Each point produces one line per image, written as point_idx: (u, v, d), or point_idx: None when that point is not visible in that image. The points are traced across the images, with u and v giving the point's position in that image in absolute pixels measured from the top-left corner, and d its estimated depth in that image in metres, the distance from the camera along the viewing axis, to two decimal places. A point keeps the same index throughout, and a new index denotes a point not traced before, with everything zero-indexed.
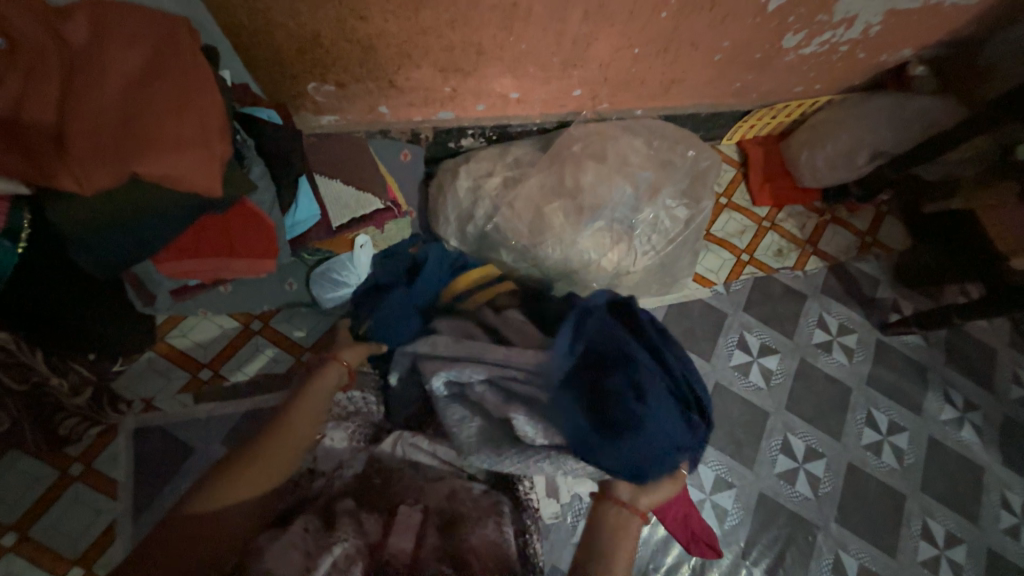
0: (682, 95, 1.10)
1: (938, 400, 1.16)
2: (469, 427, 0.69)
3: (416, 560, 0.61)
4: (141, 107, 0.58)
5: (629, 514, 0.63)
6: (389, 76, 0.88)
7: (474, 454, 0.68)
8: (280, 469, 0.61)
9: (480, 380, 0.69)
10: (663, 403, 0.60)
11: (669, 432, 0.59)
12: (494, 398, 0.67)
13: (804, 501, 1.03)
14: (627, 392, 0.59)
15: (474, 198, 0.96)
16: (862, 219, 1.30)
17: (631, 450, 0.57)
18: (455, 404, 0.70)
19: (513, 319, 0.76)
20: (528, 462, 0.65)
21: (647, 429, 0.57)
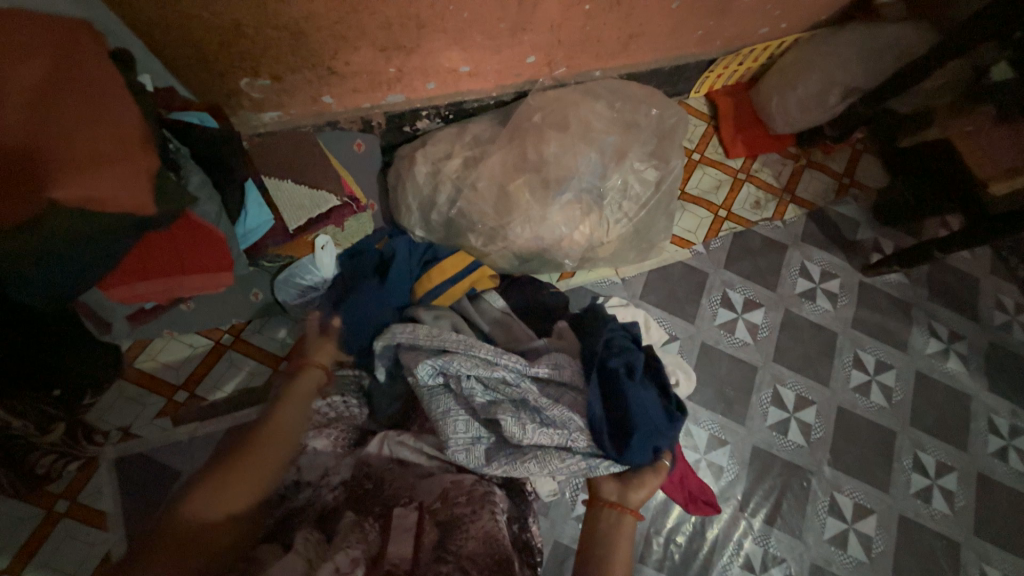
0: (643, 49, 1.04)
1: (923, 335, 1.16)
2: (458, 427, 0.69)
3: (418, 560, 0.60)
4: (48, 122, 0.52)
5: (621, 514, 0.70)
6: (327, 62, 0.82)
7: (459, 453, 0.68)
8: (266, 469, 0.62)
9: (468, 375, 0.70)
10: (651, 391, 0.71)
11: (655, 413, 0.69)
12: (481, 396, 0.70)
13: (797, 449, 1.05)
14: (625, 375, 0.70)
15: (435, 183, 0.92)
16: (839, 160, 1.27)
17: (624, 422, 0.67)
18: (441, 397, 0.71)
19: (487, 308, 0.87)
20: (516, 462, 0.67)
21: (638, 405, 0.68)
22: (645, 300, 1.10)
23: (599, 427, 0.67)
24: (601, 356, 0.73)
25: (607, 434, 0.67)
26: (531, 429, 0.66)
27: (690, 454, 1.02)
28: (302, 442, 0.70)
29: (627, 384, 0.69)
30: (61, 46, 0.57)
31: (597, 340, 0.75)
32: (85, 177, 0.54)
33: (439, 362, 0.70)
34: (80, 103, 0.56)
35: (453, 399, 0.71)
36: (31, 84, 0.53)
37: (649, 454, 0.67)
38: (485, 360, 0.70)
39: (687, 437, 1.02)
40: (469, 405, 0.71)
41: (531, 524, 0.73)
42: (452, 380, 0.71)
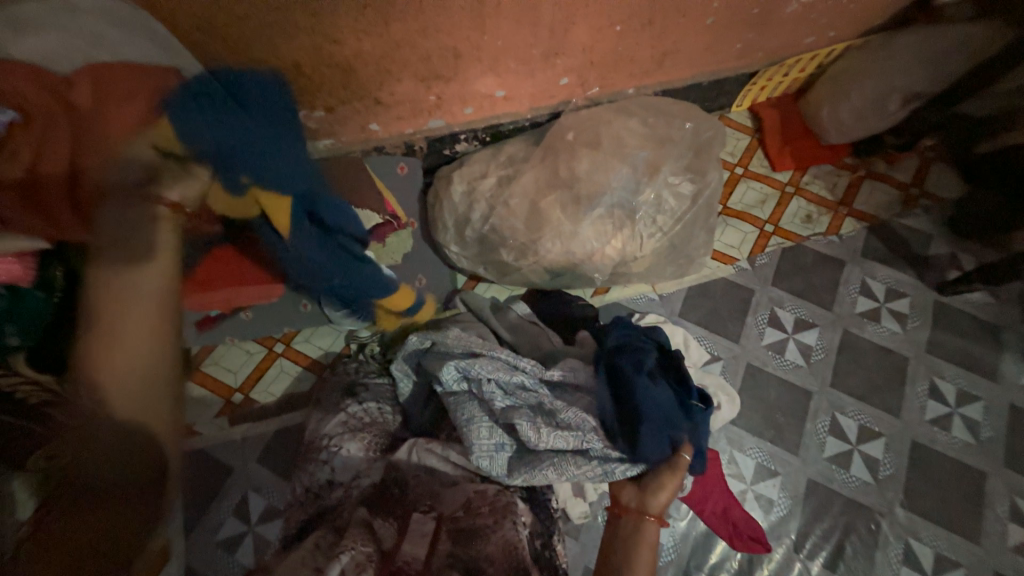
0: (678, 66, 1.04)
1: (1018, 363, 1.02)
2: (486, 438, 0.69)
3: (430, 564, 0.59)
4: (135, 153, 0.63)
5: (643, 520, 0.68)
6: (374, 93, 0.90)
7: (480, 457, 0.68)
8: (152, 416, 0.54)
9: (489, 379, 0.73)
10: (663, 386, 0.71)
11: (667, 407, 0.69)
12: (501, 400, 0.71)
13: (862, 486, 0.94)
14: (634, 370, 0.72)
15: (470, 201, 0.96)
16: (905, 170, 1.16)
17: (636, 417, 0.67)
18: (465, 403, 0.73)
19: (508, 317, 0.93)
20: (535, 468, 0.67)
21: (650, 400, 0.68)
22: (684, 318, 1.06)
23: (610, 424, 0.69)
24: (613, 355, 0.76)
25: (618, 428, 0.68)
26: (545, 432, 0.67)
27: (735, 485, 0.94)
28: (337, 445, 0.75)
29: (634, 378, 0.70)
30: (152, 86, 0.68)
31: (608, 343, 0.78)
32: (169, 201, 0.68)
33: (462, 365, 0.74)
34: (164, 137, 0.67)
35: (477, 406, 0.73)
36: (120, 125, 0.63)
37: (667, 448, 0.67)
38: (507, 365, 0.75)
39: (731, 465, 0.95)
40: (491, 410, 0.72)
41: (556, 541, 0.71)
42: (475, 385, 0.74)
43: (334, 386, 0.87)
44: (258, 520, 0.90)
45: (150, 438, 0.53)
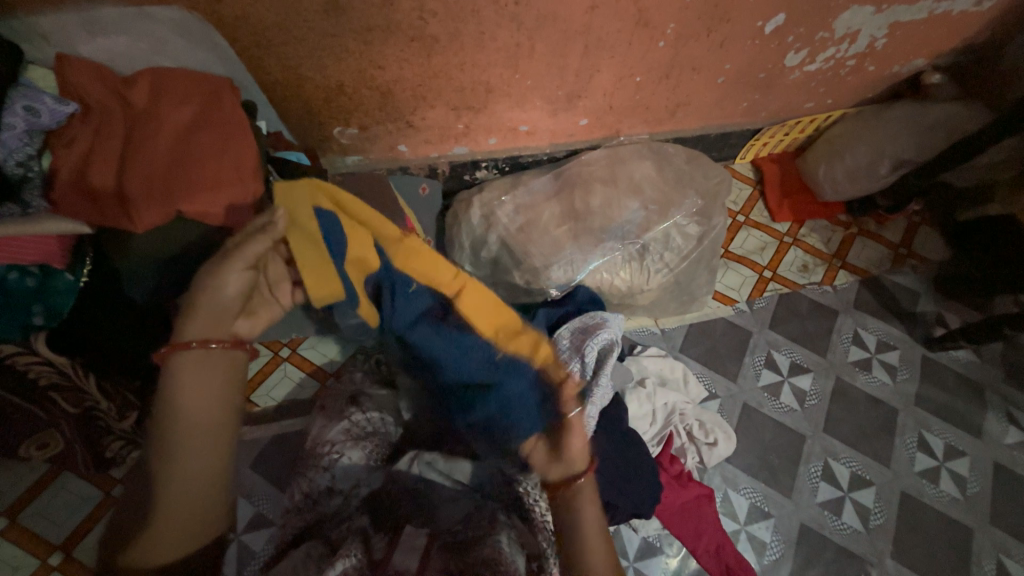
0: (689, 117, 1.12)
1: (1000, 422, 1.06)
2: (540, 504, 0.72)
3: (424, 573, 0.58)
4: (185, 152, 0.66)
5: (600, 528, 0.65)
6: (406, 117, 0.96)
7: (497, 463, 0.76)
8: (193, 426, 0.56)
9: None
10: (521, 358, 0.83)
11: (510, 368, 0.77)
12: None
13: (853, 534, 0.95)
14: None
15: (487, 225, 1.00)
16: (894, 230, 1.24)
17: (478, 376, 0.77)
18: None
19: None
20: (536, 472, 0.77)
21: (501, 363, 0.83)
22: (684, 353, 1.09)
23: None
24: None
25: None
26: None
27: (728, 524, 0.95)
28: (338, 452, 0.76)
29: None
30: (206, 105, 0.70)
31: None
32: (192, 195, 0.64)
33: None
34: (205, 146, 0.67)
35: None
36: (170, 134, 0.66)
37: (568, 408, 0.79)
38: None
39: (724, 503, 0.96)
40: None
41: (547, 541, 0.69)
42: None
43: (338, 393, 0.87)
44: (246, 528, 0.86)
45: (173, 432, 0.55)
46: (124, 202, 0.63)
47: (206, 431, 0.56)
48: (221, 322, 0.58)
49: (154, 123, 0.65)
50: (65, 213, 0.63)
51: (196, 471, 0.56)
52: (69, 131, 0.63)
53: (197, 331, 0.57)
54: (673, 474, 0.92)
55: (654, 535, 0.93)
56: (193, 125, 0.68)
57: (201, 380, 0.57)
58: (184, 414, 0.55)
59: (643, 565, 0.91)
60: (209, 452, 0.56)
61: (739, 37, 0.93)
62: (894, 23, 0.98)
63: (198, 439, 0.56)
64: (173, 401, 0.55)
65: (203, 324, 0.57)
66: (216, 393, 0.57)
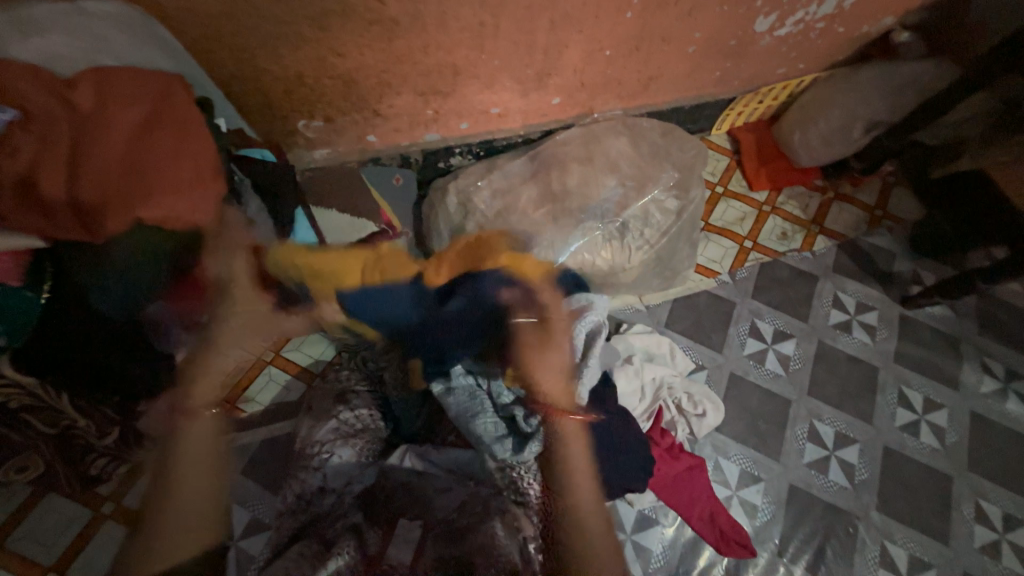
0: (662, 89, 1.10)
1: (975, 372, 1.09)
2: (532, 484, 0.72)
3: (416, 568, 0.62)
4: (140, 156, 0.63)
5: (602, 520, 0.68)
6: (373, 105, 0.93)
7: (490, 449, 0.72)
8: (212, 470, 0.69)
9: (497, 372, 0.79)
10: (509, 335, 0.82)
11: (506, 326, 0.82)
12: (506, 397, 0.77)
13: (840, 491, 0.98)
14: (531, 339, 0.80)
15: (464, 212, 0.98)
16: (869, 193, 1.25)
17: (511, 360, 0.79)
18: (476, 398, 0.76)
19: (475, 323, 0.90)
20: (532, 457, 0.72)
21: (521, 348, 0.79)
22: (670, 328, 1.09)
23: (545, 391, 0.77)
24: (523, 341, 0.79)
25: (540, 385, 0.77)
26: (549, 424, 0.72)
27: (720, 491, 0.97)
28: (328, 452, 0.74)
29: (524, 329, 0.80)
30: (155, 102, 0.67)
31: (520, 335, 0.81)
32: (156, 202, 0.63)
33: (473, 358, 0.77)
34: (160, 148, 0.64)
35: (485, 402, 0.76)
36: (121, 137, 0.62)
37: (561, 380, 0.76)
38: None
39: (715, 471, 0.98)
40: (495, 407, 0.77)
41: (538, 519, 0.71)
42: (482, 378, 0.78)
43: (325, 391, 0.84)
44: (242, 533, 0.86)
45: (171, 479, 0.67)
46: (82, 213, 0.60)
47: (203, 476, 0.68)
48: (211, 381, 0.75)
49: (103, 125, 0.62)
50: (13, 228, 0.60)
51: (200, 501, 0.67)
52: (10, 140, 0.58)
53: (204, 396, 0.73)
54: (665, 447, 0.93)
55: (649, 507, 0.94)
56: (146, 126, 0.65)
57: (199, 437, 0.70)
58: (187, 458, 0.69)
59: (640, 537, 0.93)
60: (200, 489, 0.68)
61: (708, 5, 0.91)
62: None
63: (201, 476, 0.68)
64: (177, 461, 0.68)
65: (203, 386, 0.73)
66: (210, 448, 0.70)
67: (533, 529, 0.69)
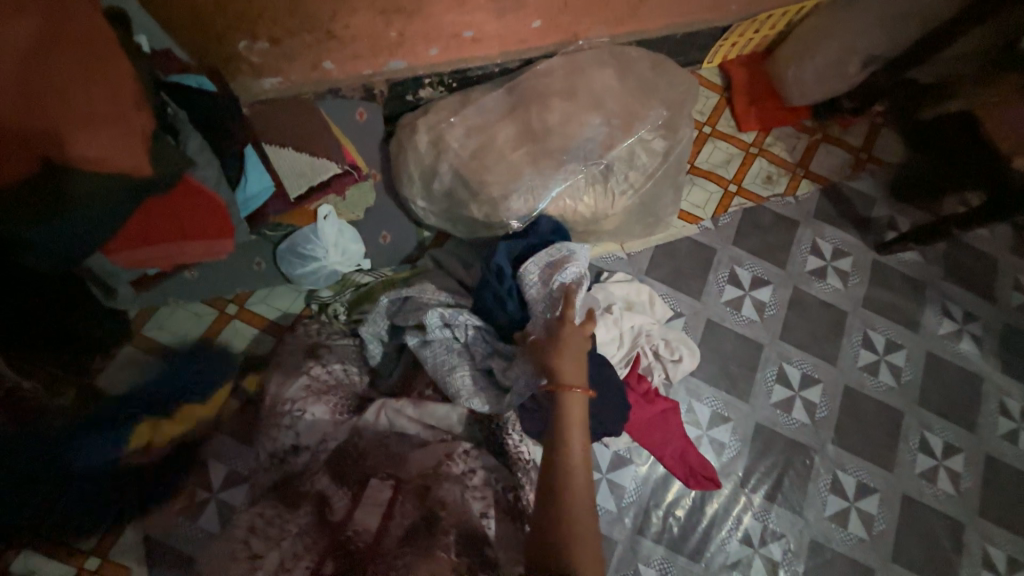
0: (652, 14, 1.00)
1: (936, 315, 1.14)
2: (514, 434, 0.74)
3: (382, 539, 0.56)
4: (49, 81, 0.52)
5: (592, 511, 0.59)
6: (326, 25, 0.81)
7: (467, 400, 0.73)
8: None
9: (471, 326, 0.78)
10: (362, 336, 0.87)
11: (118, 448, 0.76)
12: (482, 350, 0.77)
13: (801, 427, 1.04)
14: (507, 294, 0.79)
15: (436, 153, 0.90)
16: (857, 134, 1.21)
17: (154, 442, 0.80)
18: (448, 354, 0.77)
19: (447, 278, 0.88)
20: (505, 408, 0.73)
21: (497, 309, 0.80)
22: (650, 276, 1.08)
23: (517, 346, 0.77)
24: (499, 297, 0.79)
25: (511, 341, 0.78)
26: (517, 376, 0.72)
27: (691, 431, 1.01)
28: (301, 408, 0.72)
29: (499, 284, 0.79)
30: (51, 10, 0.52)
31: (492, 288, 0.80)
32: (74, 142, 0.54)
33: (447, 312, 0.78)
34: (72, 72, 0.54)
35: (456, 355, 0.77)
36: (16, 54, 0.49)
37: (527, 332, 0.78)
38: (485, 314, 0.80)
39: (688, 414, 1.02)
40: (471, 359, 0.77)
41: (526, 474, 0.72)
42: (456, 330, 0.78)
43: (295, 347, 0.82)
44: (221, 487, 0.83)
45: None
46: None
47: None
48: None
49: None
50: None
51: None
52: None
53: None
54: (641, 392, 0.94)
55: (625, 449, 0.99)
56: (43, 44, 0.51)
57: None
58: None
59: (615, 475, 0.98)
60: None
61: None
62: None
63: None
64: None
65: None
66: None
67: (528, 487, 0.70)
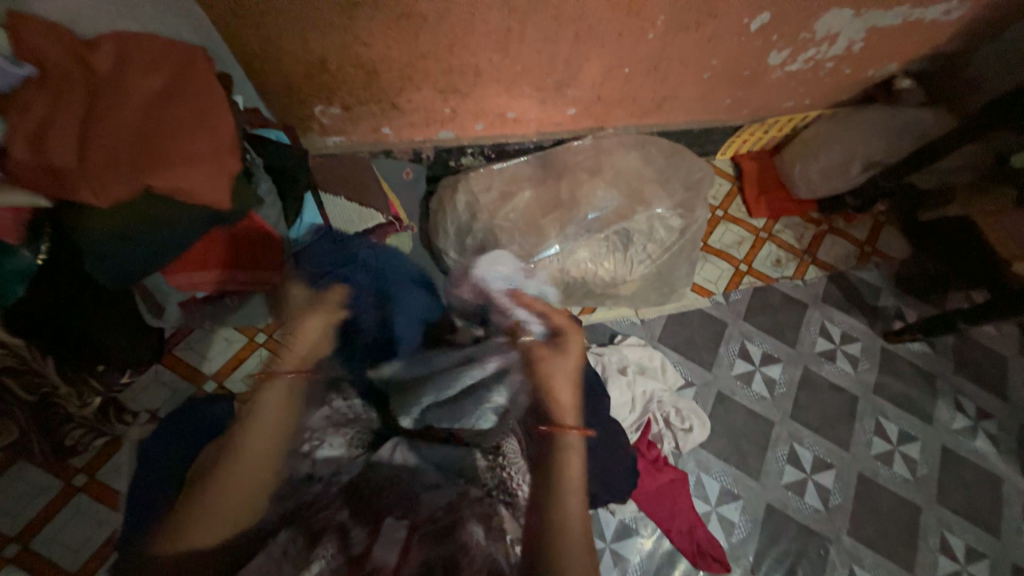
0: (674, 111, 1.13)
1: (949, 409, 1.14)
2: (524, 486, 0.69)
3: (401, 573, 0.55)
4: (159, 127, 0.61)
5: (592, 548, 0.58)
6: (392, 98, 0.94)
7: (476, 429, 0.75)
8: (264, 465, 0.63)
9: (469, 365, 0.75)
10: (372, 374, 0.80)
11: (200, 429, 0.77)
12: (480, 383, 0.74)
13: (814, 513, 1.01)
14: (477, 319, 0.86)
15: (472, 212, 0.99)
16: (860, 228, 1.30)
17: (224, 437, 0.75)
18: (452, 389, 0.75)
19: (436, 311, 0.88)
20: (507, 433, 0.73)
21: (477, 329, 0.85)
22: (663, 343, 1.12)
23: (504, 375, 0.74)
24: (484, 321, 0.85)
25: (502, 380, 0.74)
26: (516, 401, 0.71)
27: (700, 505, 0.99)
28: (319, 438, 0.71)
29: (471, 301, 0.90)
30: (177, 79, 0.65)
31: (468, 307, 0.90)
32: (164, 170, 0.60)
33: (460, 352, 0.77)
34: (177, 119, 0.62)
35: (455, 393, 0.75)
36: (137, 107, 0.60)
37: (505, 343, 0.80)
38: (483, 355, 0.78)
39: (697, 487, 1.00)
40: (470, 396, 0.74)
41: None
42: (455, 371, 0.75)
43: None
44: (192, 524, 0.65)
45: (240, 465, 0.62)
46: (86, 175, 0.56)
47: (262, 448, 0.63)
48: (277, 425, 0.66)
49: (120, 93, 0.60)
50: (22, 186, 0.56)
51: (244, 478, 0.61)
52: (24, 95, 0.56)
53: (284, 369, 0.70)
54: (650, 459, 0.95)
55: (630, 517, 0.96)
56: (164, 101, 0.63)
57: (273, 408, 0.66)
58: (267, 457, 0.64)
59: (619, 546, 0.94)
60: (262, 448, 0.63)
61: (727, 34, 0.94)
62: (872, 27, 1.01)
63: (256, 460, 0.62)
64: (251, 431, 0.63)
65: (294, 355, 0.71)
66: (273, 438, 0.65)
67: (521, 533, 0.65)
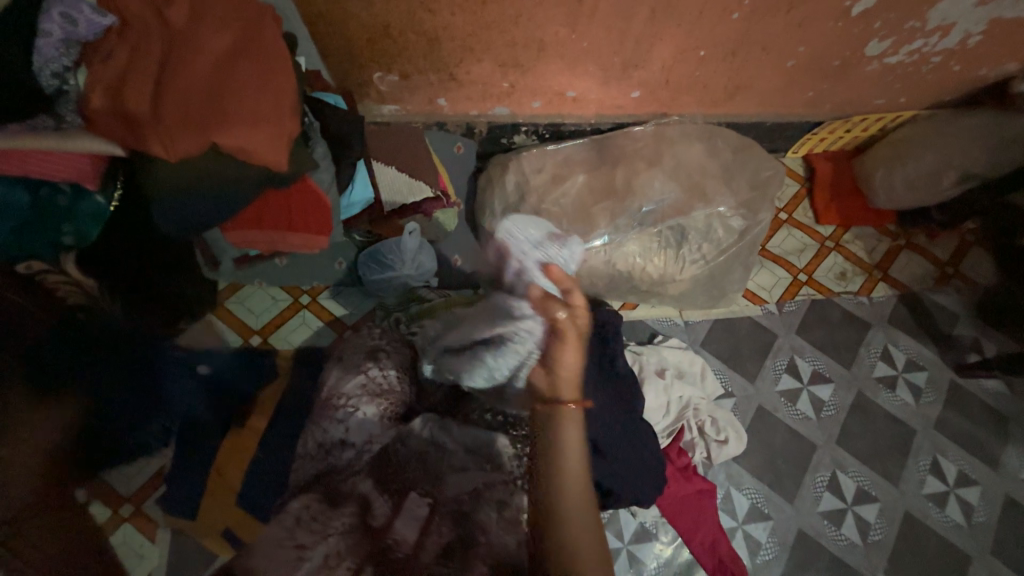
0: (748, 102, 1.05)
1: (1019, 457, 1.03)
2: None
3: (418, 555, 0.57)
4: (229, 85, 0.62)
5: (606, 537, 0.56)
6: (451, 69, 0.91)
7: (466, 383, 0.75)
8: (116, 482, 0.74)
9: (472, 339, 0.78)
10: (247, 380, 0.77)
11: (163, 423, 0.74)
12: (477, 351, 0.76)
13: (850, 546, 0.95)
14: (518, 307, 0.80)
15: (521, 194, 0.96)
16: (942, 247, 1.18)
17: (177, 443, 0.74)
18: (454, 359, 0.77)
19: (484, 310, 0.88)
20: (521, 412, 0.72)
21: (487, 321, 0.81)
22: (705, 348, 1.06)
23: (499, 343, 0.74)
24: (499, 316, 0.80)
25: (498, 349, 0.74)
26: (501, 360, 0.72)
27: (726, 520, 0.95)
28: (354, 405, 0.69)
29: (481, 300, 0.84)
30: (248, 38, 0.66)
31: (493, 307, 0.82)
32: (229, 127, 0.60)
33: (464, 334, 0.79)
34: (247, 78, 0.63)
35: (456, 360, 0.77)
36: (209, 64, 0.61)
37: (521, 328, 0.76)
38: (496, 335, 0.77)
39: (725, 500, 0.96)
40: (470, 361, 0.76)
41: None
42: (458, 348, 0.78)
43: (356, 345, 0.78)
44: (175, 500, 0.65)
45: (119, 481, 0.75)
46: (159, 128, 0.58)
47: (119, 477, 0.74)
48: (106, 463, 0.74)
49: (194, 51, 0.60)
50: (100, 133, 0.58)
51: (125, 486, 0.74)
52: (104, 45, 0.58)
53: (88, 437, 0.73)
54: (680, 466, 0.91)
55: (651, 522, 0.93)
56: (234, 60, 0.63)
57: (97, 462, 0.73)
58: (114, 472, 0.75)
59: (636, 549, 0.92)
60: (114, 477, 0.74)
61: (821, 18, 0.85)
62: (995, 19, 0.88)
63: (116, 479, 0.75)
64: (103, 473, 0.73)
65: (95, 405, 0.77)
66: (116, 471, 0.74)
67: None
